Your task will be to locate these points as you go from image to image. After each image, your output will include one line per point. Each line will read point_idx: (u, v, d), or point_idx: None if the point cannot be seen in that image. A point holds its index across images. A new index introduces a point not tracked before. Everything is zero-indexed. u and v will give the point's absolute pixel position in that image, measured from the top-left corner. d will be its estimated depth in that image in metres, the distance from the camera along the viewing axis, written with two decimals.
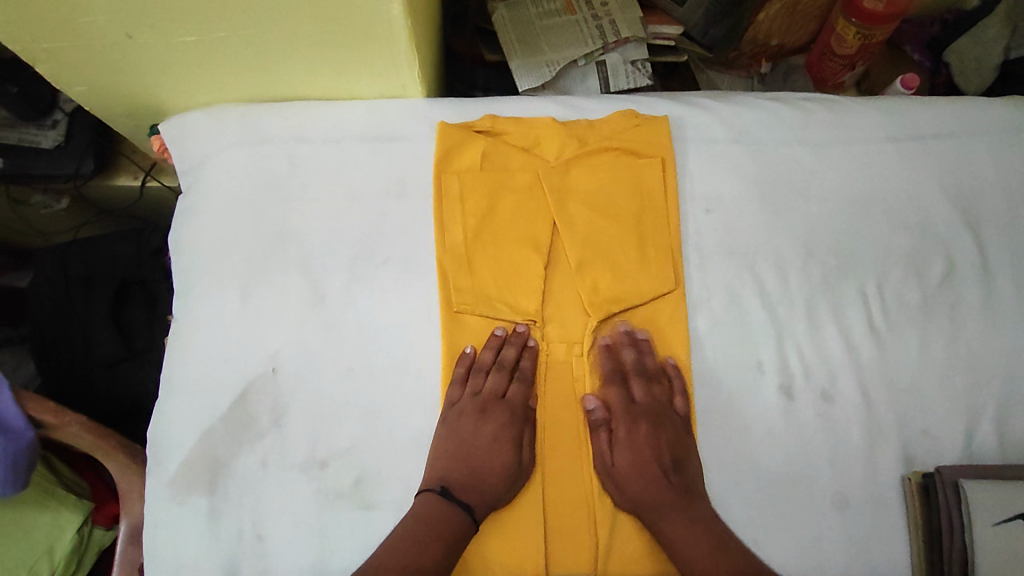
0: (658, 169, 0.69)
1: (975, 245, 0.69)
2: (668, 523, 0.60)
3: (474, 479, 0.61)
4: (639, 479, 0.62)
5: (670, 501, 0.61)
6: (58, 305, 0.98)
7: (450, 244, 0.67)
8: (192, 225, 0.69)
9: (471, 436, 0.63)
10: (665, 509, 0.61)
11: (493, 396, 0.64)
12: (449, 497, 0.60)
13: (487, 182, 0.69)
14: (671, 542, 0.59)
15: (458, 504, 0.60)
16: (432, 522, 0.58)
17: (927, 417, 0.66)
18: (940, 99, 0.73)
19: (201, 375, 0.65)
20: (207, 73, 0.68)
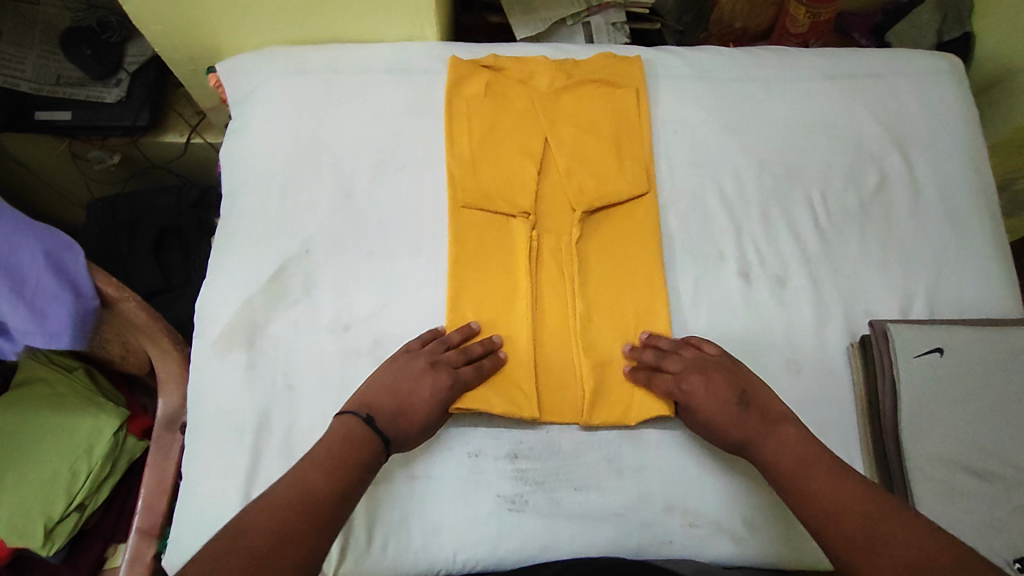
0: (634, 96, 0.82)
1: (903, 161, 0.82)
2: (767, 448, 0.60)
3: (400, 414, 0.63)
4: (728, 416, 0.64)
5: (756, 425, 0.62)
6: (105, 245, 1.11)
7: (458, 152, 0.79)
8: (242, 138, 0.82)
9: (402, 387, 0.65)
10: (758, 434, 0.61)
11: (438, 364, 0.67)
12: (372, 425, 0.60)
13: (490, 105, 0.81)
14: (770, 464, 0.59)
15: (377, 433, 0.60)
16: (354, 444, 0.58)
17: (867, 299, 0.77)
18: (869, 52, 0.89)
19: (244, 254, 0.75)
20: (261, 16, 0.82)
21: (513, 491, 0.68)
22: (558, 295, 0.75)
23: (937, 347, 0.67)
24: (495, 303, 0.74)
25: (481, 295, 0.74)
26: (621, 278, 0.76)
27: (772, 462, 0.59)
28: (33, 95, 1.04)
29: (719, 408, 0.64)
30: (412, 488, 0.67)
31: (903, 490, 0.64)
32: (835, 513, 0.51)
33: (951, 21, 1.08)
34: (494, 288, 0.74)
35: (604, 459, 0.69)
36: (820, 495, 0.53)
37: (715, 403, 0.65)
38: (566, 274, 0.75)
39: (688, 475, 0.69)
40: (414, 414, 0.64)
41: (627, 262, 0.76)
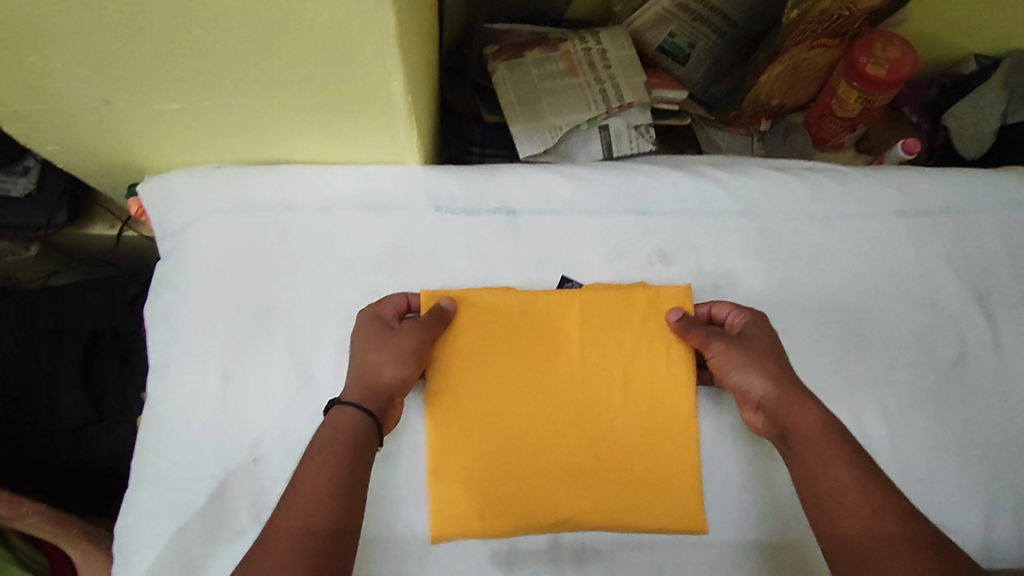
0: (676, 345, 0.64)
1: (988, 325, 0.68)
2: (807, 415, 0.55)
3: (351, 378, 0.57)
4: (768, 369, 0.58)
5: (801, 394, 0.56)
6: (22, 362, 0.91)
7: (441, 413, 0.60)
8: (172, 296, 0.64)
9: (362, 353, 0.58)
10: (798, 402, 0.56)
11: (382, 324, 0.60)
12: (338, 405, 0.55)
13: (479, 334, 0.63)
14: (808, 435, 0.54)
15: (341, 406, 0.55)
16: (333, 437, 0.53)
17: (945, 509, 0.62)
18: (945, 173, 0.73)
19: (177, 463, 0.59)
20: (191, 139, 0.63)
21: None
22: (574, 476, 0.60)
23: None
24: (501, 458, 0.60)
25: (483, 476, 0.59)
26: (645, 497, 0.60)
27: (806, 430, 0.54)
28: None
29: (762, 362, 0.58)
30: None
31: None
32: (839, 498, 0.50)
33: (1017, 102, 0.94)
34: (500, 463, 0.60)
35: None
36: (825, 478, 0.51)
37: (756, 341, 0.60)
38: (580, 467, 0.60)
39: None
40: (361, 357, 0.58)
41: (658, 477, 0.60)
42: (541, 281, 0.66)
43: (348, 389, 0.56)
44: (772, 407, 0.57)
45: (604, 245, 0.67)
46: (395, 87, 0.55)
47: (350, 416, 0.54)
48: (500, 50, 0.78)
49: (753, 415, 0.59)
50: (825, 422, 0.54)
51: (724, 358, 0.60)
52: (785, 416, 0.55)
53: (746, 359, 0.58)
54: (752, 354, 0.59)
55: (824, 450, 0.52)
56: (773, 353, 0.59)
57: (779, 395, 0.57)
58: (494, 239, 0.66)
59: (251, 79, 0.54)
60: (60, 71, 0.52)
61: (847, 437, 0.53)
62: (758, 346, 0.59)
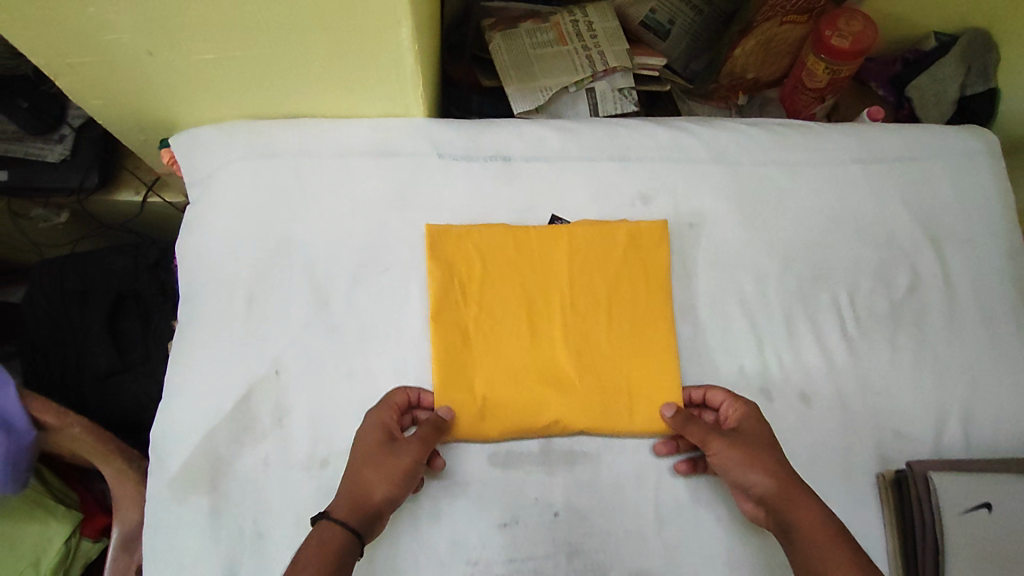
0: (653, 267, 0.72)
1: (938, 259, 0.75)
2: (804, 512, 0.56)
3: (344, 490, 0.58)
4: (767, 468, 0.59)
5: (803, 492, 0.58)
6: (53, 318, 0.99)
7: (446, 326, 0.68)
8: (200, 232, 0.71)
9: (357, 459, 0.60)
10: (800, 498, 0.57)
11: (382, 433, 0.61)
12: (326, 519, 0.56)
13: (479, 264, 0.70)
14: (811, 530, 0.55)
15: (332, 521, 0.56)
16: (322, 554, 0.53)
17: (898, 419, 0.69)
18: (899, 127, 0.81)
19: (206, 375, 0.66)
20: (220, 92, 0.71)
21: None
22: (567, 393, 0.67)
23: (986, 502, 0.61)
24: (501, 383, 0.67)
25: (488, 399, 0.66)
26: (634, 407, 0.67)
27: (808, 526, 0.55)
28: None
29: (761, 462, 0.60)
30: None
31: None
32: None
33: (974, 74, 1.02)
34: (502, 387, 0.67)
35: None
36: (823, 572, 0.52)
37: (753, 437, 0.62)
38: (574, 385, 0.67)
39: None
40: (359, 471, 0.59)
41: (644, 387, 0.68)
42: (533, 218, 0.73)
43: (339, 501, 0.57)
44: (770, 499, 0.58)
45: (589, 188, 0.75)
46: (402, 36, 0.62)
47: (337, 530, 0.55)
48: (495, 24, 0.87)
49: (754, 506, 0.61)
50: (828, 522, 0.55)
51: (723, 453, 0.61)
52: (786, 512, 0.57)
53: (744, 455, 0.60)
54: (756, 450, 0.61)
55: (824, 553, 0.53)
56: (770, 451, 0.61)
57: (779, 492, 0.58)
58: (490, 182, 0.74)
59: (276, 30, 0.61)
60: (111, 21, 0.59)
61: (846, 539, 0.54)
62: (756, 441, 0.62)
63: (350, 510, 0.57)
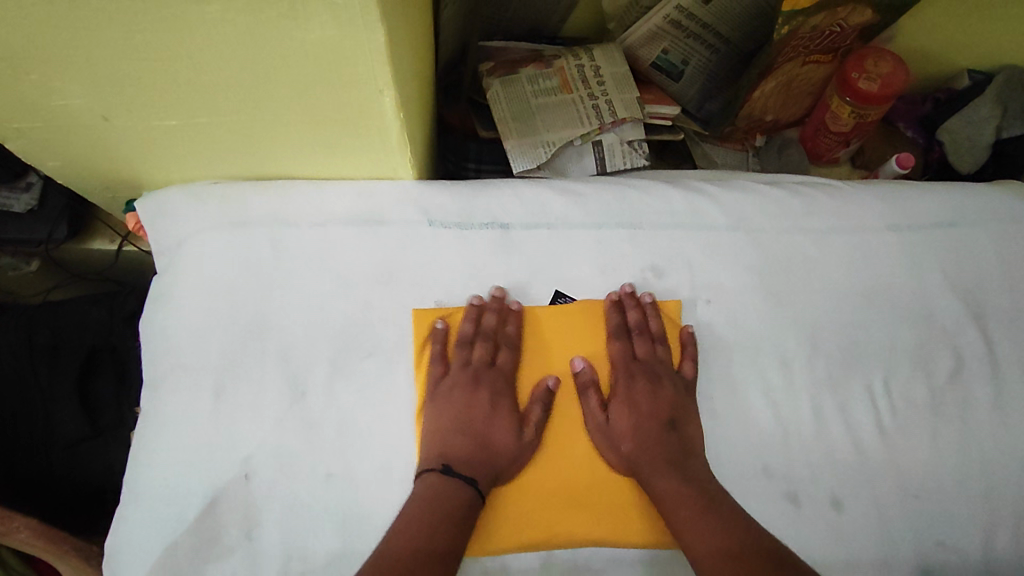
0: (662, 342, 0.66)
1: (984, 340, 0.67)
2: (661, 482, 0.58)
3: (478, 450, 0.60)
4: (638, 428, 0.61)
5: (665, 461, 0.60)
6: (18, 377, 0.91)
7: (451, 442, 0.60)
8: (166, 311, 0.64)
9: (481, 420, 0.61)
10: (659, 467, 0.59)
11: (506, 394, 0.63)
12: (452, 473, 0.58)
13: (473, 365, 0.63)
14: (664, 499, 0.57)
15: (463, 478, 0.57)
16: (444, 499, 0.56)
17: (944, 528, 0.62)
18: (938, 189, 0.73)
19: (168, 478, 0.59)
20: (187, 155, 0.64)
21: None
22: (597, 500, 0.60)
23: None
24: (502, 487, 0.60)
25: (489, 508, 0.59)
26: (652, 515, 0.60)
27: (666, 497, 0.58)
28: None
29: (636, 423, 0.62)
30: None
31: None
32: (692, 535, 0.55)
33: (1011, 117, 0.94)
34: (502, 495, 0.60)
35: None
36: (684, 519, 0.56)
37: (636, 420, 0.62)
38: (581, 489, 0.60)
39: None
40: (496, 441, 0.60)
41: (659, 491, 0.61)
42: (534, 295, 0.66)
43: (472, 462, 0.59)
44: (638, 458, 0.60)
45: (596, 260, 0.68)
46: (387, 103, 0.55)
47: (467, 490, 0.57)
48: (494, 68, 0.80)
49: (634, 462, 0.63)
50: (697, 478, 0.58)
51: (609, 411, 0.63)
52: (648, 471, 0.59)
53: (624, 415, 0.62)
54: (630, 431, 0.61)
55: (689, 502, 0.56)
56: (650, 409, 0.62)
57: (642, 453, 0.60)
58: (487, 252, 0.67)
59: (243, 96, 0.54)
60: (58, 88, 0.53)
61: (711, 489, 0.58)
62: (624, 424, 0.62)
63: (485, 476, 0.59)
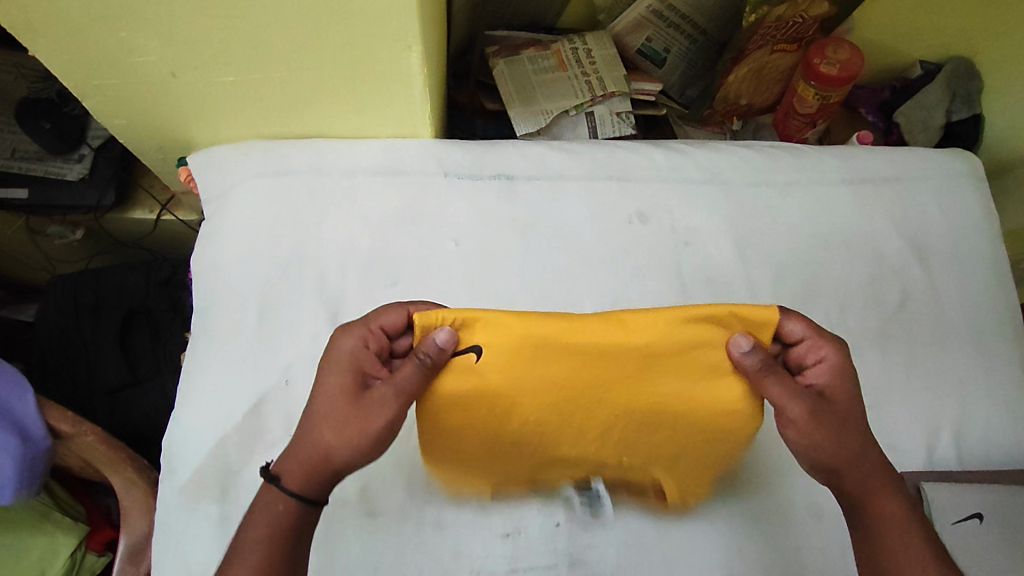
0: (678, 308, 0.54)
1: (926, 276, 0.78)
2: (883, 504, 0.54)
3: (303, 453, 0.54)
4: (846, 437, 0.54)
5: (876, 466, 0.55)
6: (65, 332, 1.01)
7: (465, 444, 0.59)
8: (215, 245, 0.74)
9: (315, 406, 0.55)
10: (876, 482, 0.54)
11: (335, 362, 0.56)
12: (277, 481, 0.53)
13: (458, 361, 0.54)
14: (889, 524, 0.54)
15: (283, 485, 0.53)
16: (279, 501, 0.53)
17: (891, 432, 0.71)
18: (889, 151, 0.84)
19: (219, 384, 0.68)
20: (236, 112, 0.74)
21: None
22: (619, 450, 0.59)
23: (978, 512, 0.63)
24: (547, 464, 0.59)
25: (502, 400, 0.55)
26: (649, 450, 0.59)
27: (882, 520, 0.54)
28: None
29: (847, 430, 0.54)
30: None
31: None
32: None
33: (959, 101, 1.06)
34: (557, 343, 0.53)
35: None
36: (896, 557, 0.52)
37: (837, 403, 0.55)
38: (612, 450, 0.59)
39: None
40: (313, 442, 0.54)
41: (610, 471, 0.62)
42: (536, 233, 0.76)
43: (293, 460, 0.54)
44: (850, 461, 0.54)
45: (590, 207, 0.78)
46: (413, 60, 0.66)
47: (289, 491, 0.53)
48: (499, 51, 0.91)
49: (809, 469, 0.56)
50: (904, 504, 0.54)
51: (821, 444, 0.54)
52: (866, 494, 0.54)
53: (828, 430, 0.54)
54: (835, 424, 0.54)
55: (901, 534, 0.53)
56: (851, 404, 0.55)
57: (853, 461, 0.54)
58: (495, 199, 0.77)
59: (291, 54, 0.65)
60: (138, 44, 0.63)
61: (913, 510, 0.55)
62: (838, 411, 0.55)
63: (309, 476, 0.53)
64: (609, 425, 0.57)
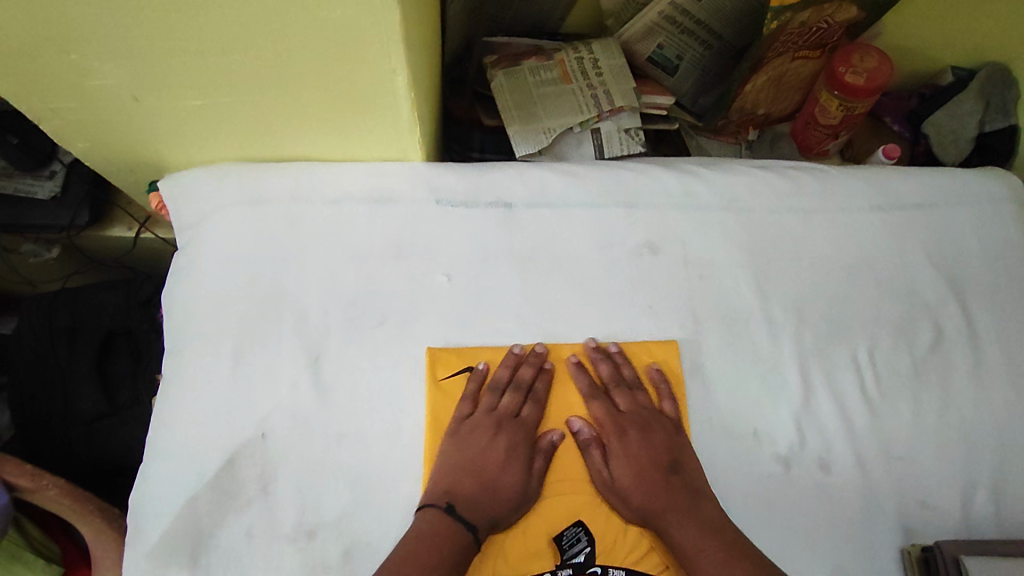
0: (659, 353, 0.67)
1: (962, 313, 0.71)
2: (677, 532, 0.59)
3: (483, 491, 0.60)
4: (637, 479, 0.62)
5: (671, 504, 0.60)
6: (41, 357, 0.96)
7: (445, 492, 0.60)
8: (188, 281, 0.68)
9: (484, 453, 0.62)
10: (670, 513, 0.60)
11: (506, 413, 0.64)
12: (455, 515, 0.58)
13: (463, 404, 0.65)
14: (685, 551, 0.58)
15: (465, 520, 0.58)
16: (444, 540, 0.57)
17: (923, 489, 0.65)
18: (922, 173, 0.77)
19: (190, 437, 0.62)
20: (209, 135, 0.68)
21: None
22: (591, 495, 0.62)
23: None
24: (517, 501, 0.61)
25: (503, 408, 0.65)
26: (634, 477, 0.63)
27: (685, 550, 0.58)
28: None
29: (635, 473, 0.62)
30: None
31: None
32: None
33: (993, 111, 1.00)
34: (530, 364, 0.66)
35: None
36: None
37: (632, 446, 0.63)
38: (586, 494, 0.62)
39: None
40: (500, 486, 0.61)
41: (604, 515, 0.61)
42: (536, 268, 0.69)
43: (463, 496, 0.60)
44: (642, 508, 0.61)
45: (595, 236, 0.71)
46: (399, 82, 0.59)
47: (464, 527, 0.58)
48: (498, 60, 0.85)
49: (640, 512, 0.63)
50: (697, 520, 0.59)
51: (617, 488, 0.62)
52: (661, 522, 0.60)
53: (622, 471, 0.62)
54: (626, 462, 0.63)
55: (699, 552, 0.58)
56: (642, 455, 0.63)
57: (653, 503, 0.61)
58: (491, 228, 0.70)
59: (264, 77, 0.58)
60: (93, 67, 0.57)
61: (713, 531, 0.59)
62: (623, 461, 0.63)
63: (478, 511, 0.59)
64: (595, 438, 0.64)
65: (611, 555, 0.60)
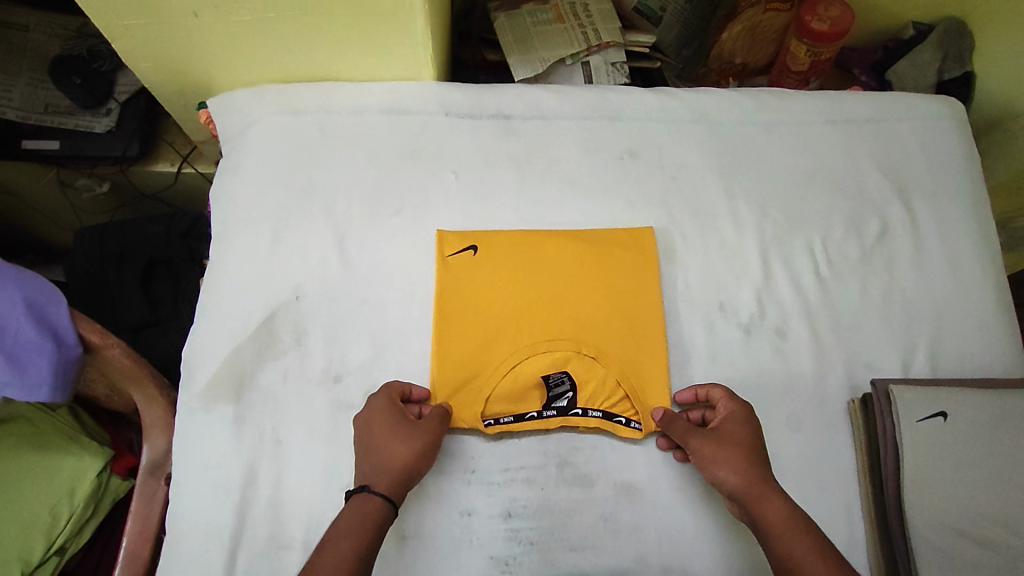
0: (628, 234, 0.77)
1: (905, 209, 0.81)
2: (768, 505, 0.59)
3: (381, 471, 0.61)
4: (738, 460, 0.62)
5: (769, 488, 0.60)
6: (93, 276, 1.08)
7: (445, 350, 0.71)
8: (233, 177, 0.79)
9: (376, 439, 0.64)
10: (765, 494, 0.60)
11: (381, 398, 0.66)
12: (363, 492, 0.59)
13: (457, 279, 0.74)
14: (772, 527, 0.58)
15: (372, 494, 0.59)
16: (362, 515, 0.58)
17: (867, 352, 0.75)
18: (873, 95, 0.87)
19: (234, 300, 0.73)
20: (254, 52, 0.79)
21: (506, 552, 0.65)
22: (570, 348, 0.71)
23: (941, 411, 0.67)
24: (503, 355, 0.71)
25: (489, 279, 0.74)
26: (611, 336, 0.72)
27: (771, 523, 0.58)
28: (20, 123, 1.01)
29: (742, 454, 0.63)
30: (401, 550, 0.65)
31: (899, 531, 0.65)
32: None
33: (951, 60, 1.09)
34: (519, 244, 0.76)
35: (601, 518, 0.67)
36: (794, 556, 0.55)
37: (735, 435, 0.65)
38: (567, 346, 0.71)
39: (687, 534, 0.67)
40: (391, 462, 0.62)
41: (584, 365, 0.71)
42: (531, 168, 0.80)
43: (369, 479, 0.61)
44: (737, 489, 0.61)
45: (583, 144, 0.82)
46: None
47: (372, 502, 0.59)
48: (500, 6, 0.96)
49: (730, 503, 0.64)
50: (790, 510, 0.58)
51: (719, 469, 0.63)
52: (753, 505, 0.59)
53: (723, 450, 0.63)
54: (732, 448, 0.63)
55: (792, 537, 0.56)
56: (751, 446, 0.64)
57: (744, 486, 0.61)
58: (492, 136, 0.82)
59: None
60: None
61: (809, 523, 0.58)
62: (732, 442, 0.64)
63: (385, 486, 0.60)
64: (572, 304, 0.73)
65: (591, 399, 0.70)
